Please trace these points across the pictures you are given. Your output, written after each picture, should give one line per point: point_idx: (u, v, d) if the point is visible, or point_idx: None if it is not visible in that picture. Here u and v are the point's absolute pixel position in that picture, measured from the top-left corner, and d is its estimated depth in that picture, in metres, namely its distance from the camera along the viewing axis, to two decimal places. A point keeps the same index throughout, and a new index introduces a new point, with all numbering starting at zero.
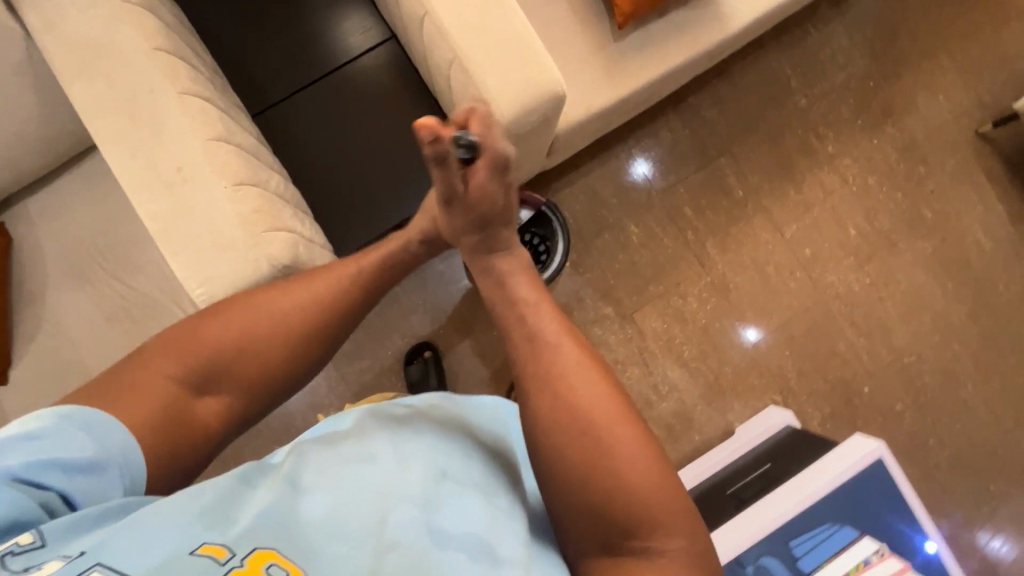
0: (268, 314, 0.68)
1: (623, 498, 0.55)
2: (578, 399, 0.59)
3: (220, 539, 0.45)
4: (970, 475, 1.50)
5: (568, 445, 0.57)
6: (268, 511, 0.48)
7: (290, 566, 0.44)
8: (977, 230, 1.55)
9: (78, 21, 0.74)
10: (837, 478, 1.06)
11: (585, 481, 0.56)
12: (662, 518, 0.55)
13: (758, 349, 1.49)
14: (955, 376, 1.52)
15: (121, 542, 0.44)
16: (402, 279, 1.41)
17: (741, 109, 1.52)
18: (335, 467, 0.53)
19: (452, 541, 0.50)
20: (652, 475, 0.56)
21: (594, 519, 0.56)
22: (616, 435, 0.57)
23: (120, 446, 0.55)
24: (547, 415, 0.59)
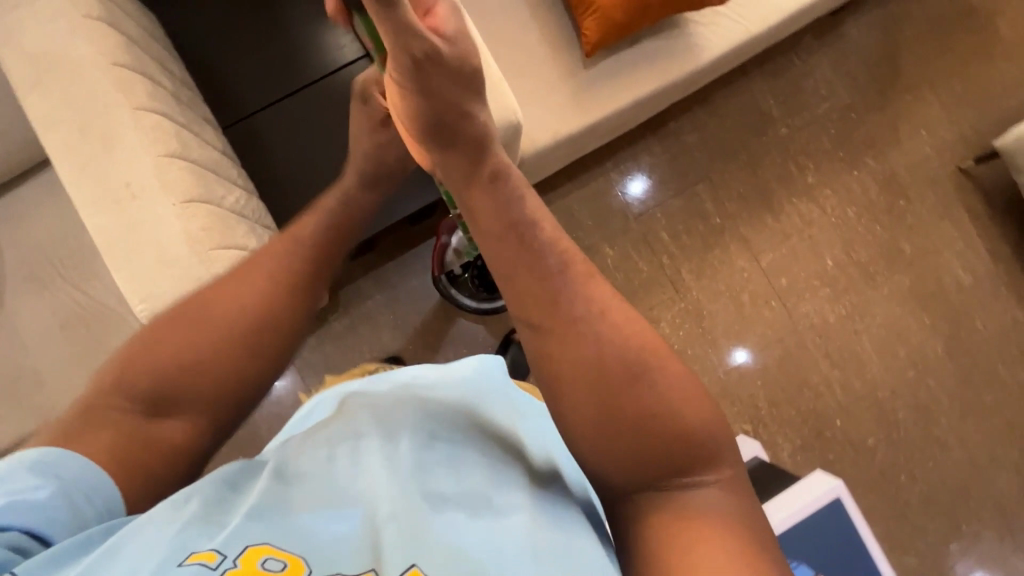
0: (208, 320, 0.63)
1: (664, 434, 0.52)
2: (615, 339, 0.55)
3: (208, 545, 0.42)
4: (941, 515, 1.48)
5: (606, 379, 0.54)
6: (259, 509, 0.46)
7: (288, 556, 0.42)
8: (956, 265, 1.54)
9: (38, 34, 0.75)
10: (793, 515, 1.05)
11: (624, 423, 0.53)
12: (707, 451, 0.52)
13: (730, 378, 1.48)
14: (929, 413, 1.50)
15: (104, 565, 0.41)
16: (374, 293, 1.41)
17: (721, 136, 1.52)
18: (323, 459, 0.52)
19: (456, 499, 0.48)
20: (692, 404, 0.54)
21: (642, 458, 0.52)
22: (652, 364, 0.55)
23: (90, 476, 0.52)
24: (584, 358, 0.55)
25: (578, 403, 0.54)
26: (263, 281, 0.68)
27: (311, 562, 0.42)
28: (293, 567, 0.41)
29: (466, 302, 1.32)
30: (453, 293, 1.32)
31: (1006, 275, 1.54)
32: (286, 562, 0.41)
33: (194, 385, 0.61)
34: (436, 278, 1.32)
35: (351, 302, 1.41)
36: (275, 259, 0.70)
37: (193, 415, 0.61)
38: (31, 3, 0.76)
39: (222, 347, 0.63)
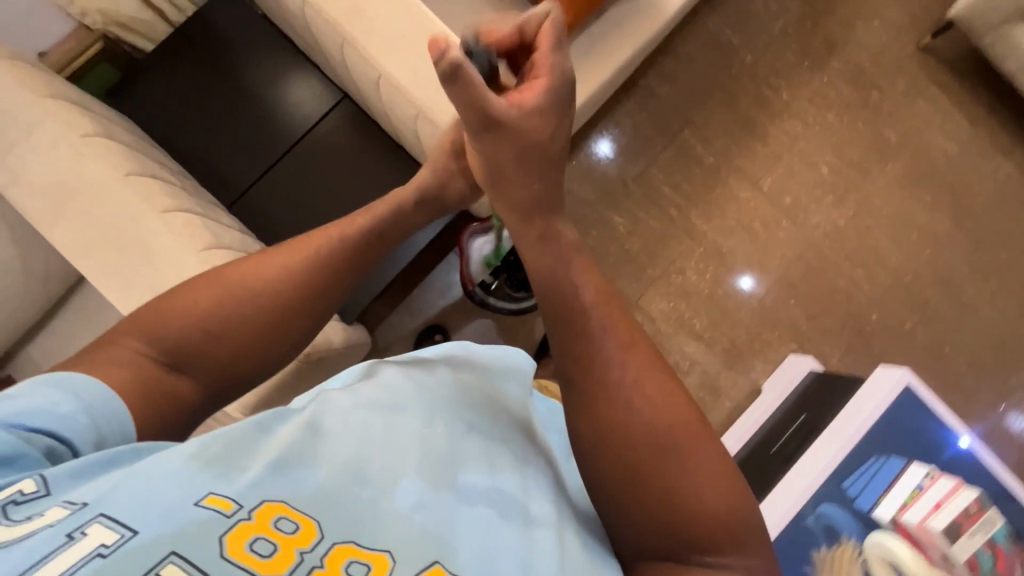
0: (241, 288, 0.64)
1: (689, 513, 0.52)
2: (661, 404, 0.56)
3: (227, 490, 0.40)
4: (990, 375, 1.54)
5: (636, 447, 0.54)
6: (282, 456, 0.44)
7: (303, 518, 0.40)
8: (941, 139, 1.59)
9: (42, 168, 0.74)
10: (871, 415, 1.09)
11: (649, 487, 0.53)
12: (724, 531, 0.52)
13: (763, 304, 1.52)
14: (953, 284, 1.56)
15: (123, 490, 0.40)
16: (408, 323, 1.41)
17: (691, 79, 1.55)
18: (355, 418, 0.50)
19: (486, 496, 0.48)
20: (719, 489, 0.53)
21: (661, 520, 0.52)
22: (685, 443, 0.54)
23: (112, 403, 0.52)
24: (622, 419, 0.55)
25: (615, 456, 0.55)
26: (299, 263, 0.68)
27: (326, 528, 0.40)
28: (304, 534, 0.39)
29: (508, 305, 1.32)
30: (492, 301, 1.31)
31: (989, 135, 1.60)
32: (299, 524, 0.40)
33: (218, 347, 0.61)
34: (471, 291, 1.31)
35: (388, 339, 1.40)
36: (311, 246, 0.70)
37: (205, 376, 0.60)
38: (23, 140, 0.74)
39: (248, 320, 0.63)
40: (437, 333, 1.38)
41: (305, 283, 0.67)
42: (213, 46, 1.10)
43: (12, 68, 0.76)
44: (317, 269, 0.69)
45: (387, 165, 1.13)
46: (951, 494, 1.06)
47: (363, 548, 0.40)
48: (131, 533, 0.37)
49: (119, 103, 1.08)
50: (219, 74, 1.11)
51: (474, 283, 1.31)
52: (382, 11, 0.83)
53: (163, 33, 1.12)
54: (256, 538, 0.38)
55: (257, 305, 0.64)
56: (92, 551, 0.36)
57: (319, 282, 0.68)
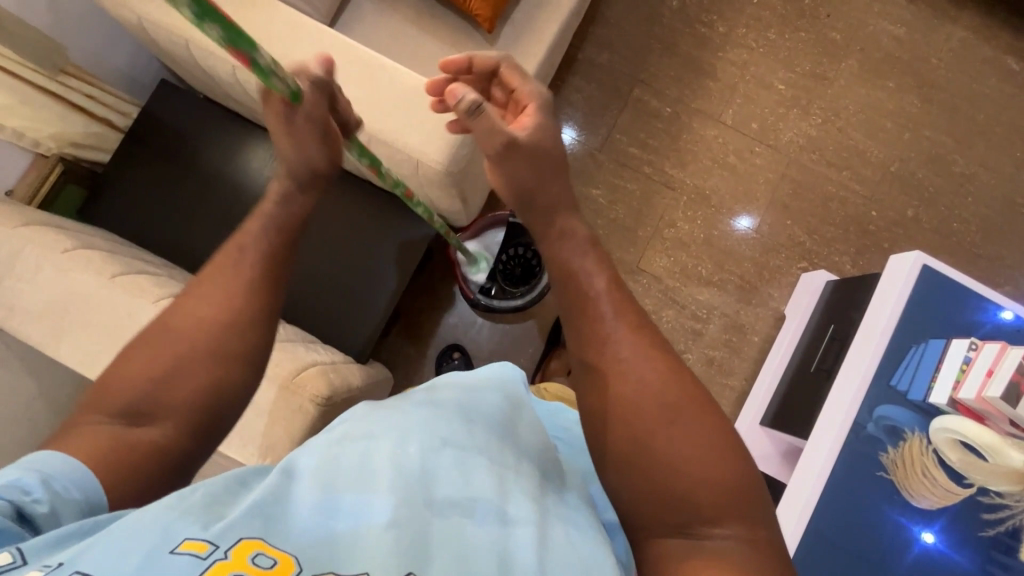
0: (179, 333, 0.60)
1: (692, 484, 0.51)
2: (673, 378, 0.56)
3: (201, 535, 0.43)
4: (1006, 235, 1.52)
5: (634, 425, 0.54)
6: (259, 501, 0.47)
7: (278, 554, 0.43)
8: (884, 24, 1.59)
9: (31, 292, 0.76)
10: (897, 305, 1.08)
11: (647, 465, 0.53)
12: (722, 505, 0.51)
13: (761, 232, 1.51)
14: (942, 158, 1.55)
15: (97, 549, 0.41)
16: (425, 349, 1.41)
17: (627, 39, 1.56)
18: (326, 462, 0.53)
19: (459, 505, 0.51)
20: (716, 456, 0.52)
21: (655, 495, 0.52)
22: (681, 411, 0.54)
23: (68, 467, 0.50)
24: (624, 393, 0.56)
25: (618, 436, 0.55)
26: (228, 291, 0.64)
27: (302, 562, 0.43)
28: (282, 567, 0.42)
29: (514, 303, 1.30)
30: (497, 303, 1.30)
31: (931, 7, 1.60)
32: (275, 559, 0.43)
33: (171, 394, 0.57)
34: (473, 299, 1.31)
35: (409, 372, 1.40)
36: (235, 272, 0.65)
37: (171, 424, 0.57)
38: (9, 271, 0.76)
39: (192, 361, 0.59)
40: (455, 351, 1.38)
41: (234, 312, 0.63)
42: (166, 139, 1.14)
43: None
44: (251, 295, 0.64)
45: (361, 203, 1.16)
46: (1001, 356, 0.96)
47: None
48: None
49: (92, 217, 1.11)
50: (178, 163, 1.14)
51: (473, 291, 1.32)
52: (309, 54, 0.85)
53: (114, 141, 1.15)
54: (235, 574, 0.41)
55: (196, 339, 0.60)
56: None
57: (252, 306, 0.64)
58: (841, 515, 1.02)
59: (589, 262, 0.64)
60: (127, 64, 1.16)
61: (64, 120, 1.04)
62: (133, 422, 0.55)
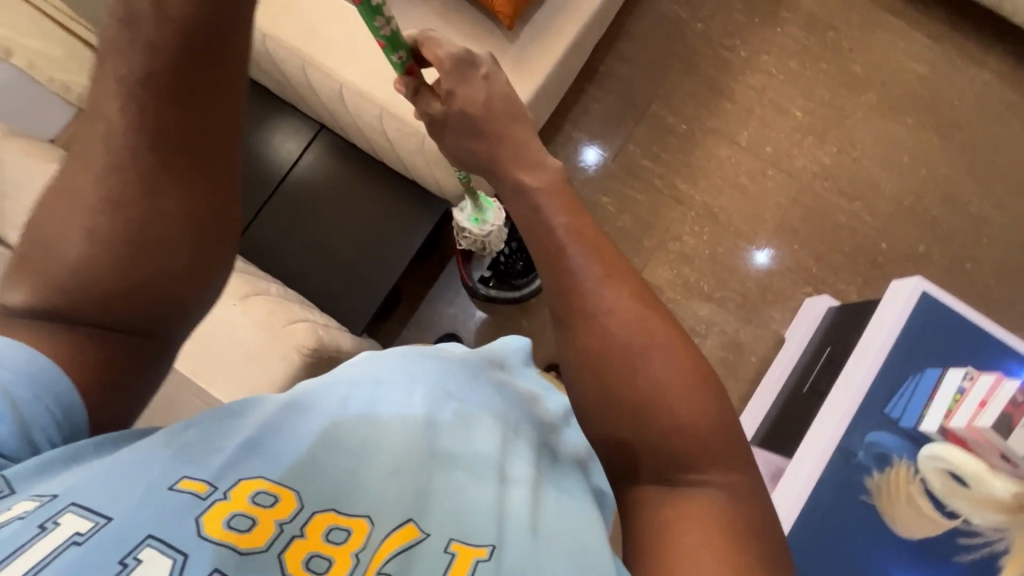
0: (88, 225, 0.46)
1: (675, 430, 0.54)
2: (642, 323, 0.57)
3: (201, 474, 0.40)
4: (1021, 281, 1.49)
5: (614, 378, 0.56)
6: (258, 440, 0.45)
7: (280, 491, 0.41)
8: (908, 62, 1.60)
9: None
10: (892, 329, 1.07)
11: (623, 414, 0.55)
12: (698, 449, 0.53)
13: (766, 253, 1.51)
14: (958, 198, 1.53)
15: (96, 483, 0.37)
16: (421, 333, 1.44)
17: (649, 56, 1.61)
18: (330, 403, 0.51)
19: (458, 460, 0.49)
20: (695, 402, 0.54)
21: (634, 442, 0.55)
22: (652, 356, 0.56)
23: (30, 365, 0.42)
24: (595, 348, 0.57)
25: (596, 386, 0.57)
26: (156, 174, 0.47)
27: (303, 500, 0.41)
28: (284, 503, 0.40)
29: (509, 295, 1.36)
30: (491, 293, 1.36)
31: (957, 49, 1.60)
32: (276, 497, 0.40)
33: (121, 296, 0.46)
34: (471, 287, 1.36)
35: None
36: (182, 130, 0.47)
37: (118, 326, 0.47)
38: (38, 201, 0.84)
39: (119, 260, 0.46)
40: (450, 340, 1.42)
41: (160, 197, 0.47)
42: None
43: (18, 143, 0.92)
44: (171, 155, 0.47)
45: (373, 181, 1.21)
46: (995, 388, 0.95)
47: (340, 515, 0.41)
48: (105, 519, 0.35)
49: None
50: None
51: (473, 278, 1.36)
52: (335, 30, 0.91)
53: None
54: (235, 512, 0.38)
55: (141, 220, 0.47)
56: (66, 540, 0.34)
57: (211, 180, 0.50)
58: (840, 530, 1.00)
59: (561, 208, 0.64)
60: None
61: None
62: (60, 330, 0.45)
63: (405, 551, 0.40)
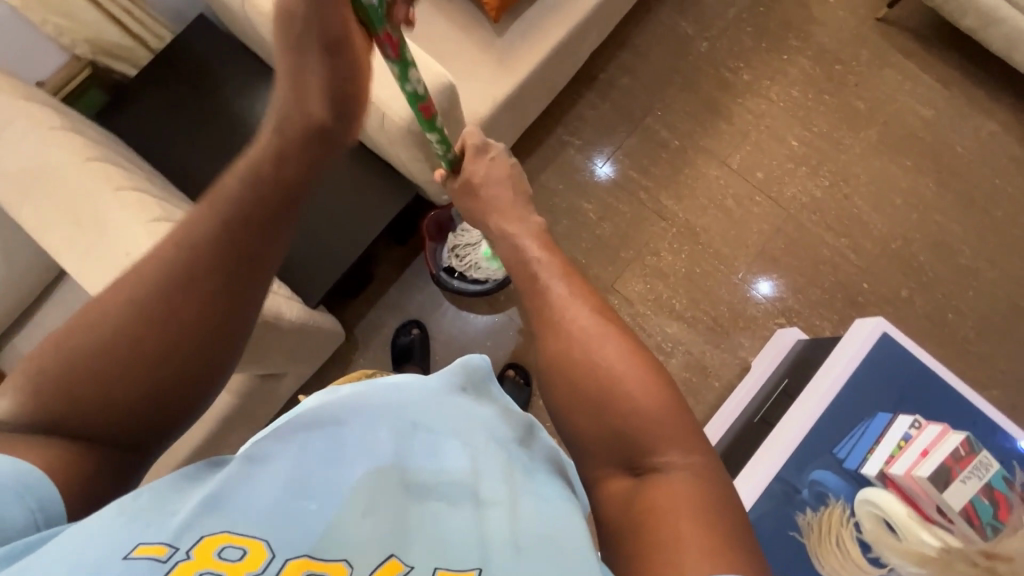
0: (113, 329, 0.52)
1: (636, 416, 0.55)
2: (604, 330, 0.61)
3: (158, 536, 0.36)
4: (1002, 339, 1.45)
5: (570, 365, 0.60)
6: (217, 495, 0.40)
7: (248, 541, 0.37)
8: (912, 103, 1.57)
9: (15, 158, 0.87)
10: (846, 367, 1.04)
11: (588, 399, 0.57)
12: (662, 433, 0.53)
13: (744, 279, 1.49)
14: (949, 246, 1.50)
15: (49, 561, 0.35)
16: (387, 316, 1.45)
17: (651, 69, 1.60)
18: (291, 446, 0.47)
19: (434, 487, 0.45)
20: (653, 388, 0.56)
21: (601, 436, 0.56)
22: (603, 343, 0.60)
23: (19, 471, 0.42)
24: (558, 341, 0.62)
25: (555, 375, 0.61)
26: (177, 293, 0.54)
27: (274, 546, 0.37)
28: (254, 554, 0.36)
29: (472, 288, 1.34)
30: (455, 284, 1.35)
31: (966, 95, 1.57)
32: (245, 548, 0.36)
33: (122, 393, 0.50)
34: (435, 276, 1.35)
35: (367, 336, 1.45)
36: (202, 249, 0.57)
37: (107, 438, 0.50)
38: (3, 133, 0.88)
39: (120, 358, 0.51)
40: (413, 327, 1.42)
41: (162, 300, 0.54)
42: (188, 64, 1.22)
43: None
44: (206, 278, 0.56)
45: (348, 159, 1.22)
46: (940, 439, 0.93)
47: (319, 559, 0.37)
48: None
49: (103, 120, 1.20)
50: (195, 86, 1.21)
51: (438, 268, 1.36)
52: None
53: (143, 59, 1.26)
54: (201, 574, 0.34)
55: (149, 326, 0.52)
56: None
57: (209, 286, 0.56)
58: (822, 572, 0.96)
59: (540, 249, 0.76)
60: None
61: (101, 30, 1.17)
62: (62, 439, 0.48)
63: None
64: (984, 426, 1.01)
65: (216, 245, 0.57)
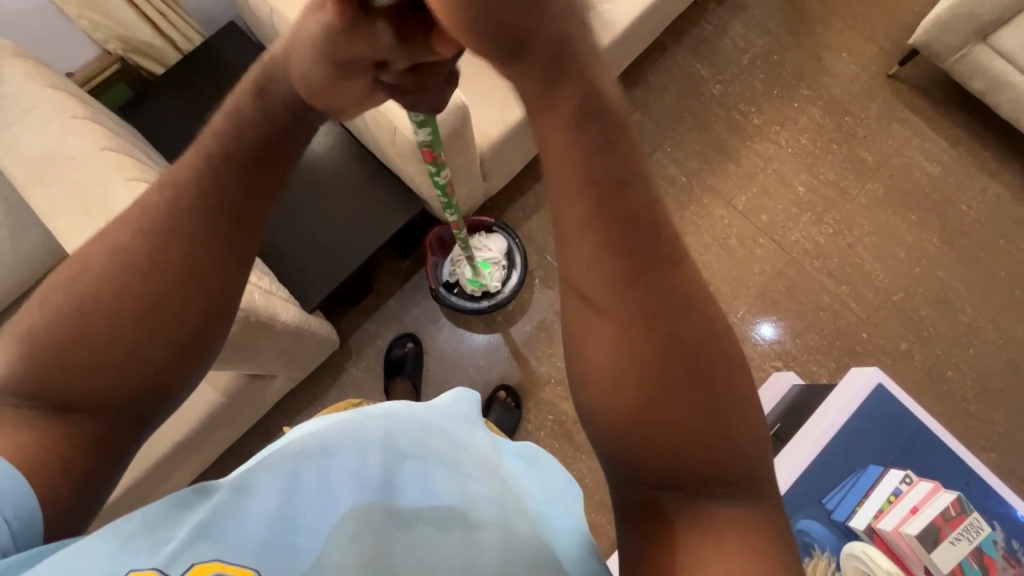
0: (97, 297, 0.43)
1: (726, 453, 0.40)
2: (671, 324, 0.41)
3: (149, 561, 0.35)
4: (1001, 400, 1.43)
5: (650, 374, 0.40)
6: (206, 520, 0.38)
7: (241, 569, 0.36)
8: (920, 159, 1.59)
9: (33, 142, 0.89)
10: (840, 414, 1.02)
11: (673, 429, 0.39)
12: (746, 471, 0.40)
13: (742, 319, 1.49)
14: (951, 303, 1.49)
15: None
16: (383, 328, 1.46)
17: (663, 106, 1.63)
18: (281, 469, 0.44)
19: (421, 515, 0.43)
20: (745, 413, 0.41)
21: (681, 477, 0.40)
22: (695, 345, 0.41)
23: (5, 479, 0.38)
24: (638, 335, 0.40)
25: (626, 384, 0.40)
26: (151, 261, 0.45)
27: None
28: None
29: (470, 305, 1.35)
30: (453, 300, 1.35)
31: (973, 155, 1.59)
32: None
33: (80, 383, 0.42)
34: (434, 290, 1.36)
35: (362, 346, 1.45)
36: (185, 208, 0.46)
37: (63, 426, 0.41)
38: (24, 117, 0.91)
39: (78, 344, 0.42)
40: (408, 340, 1.42)
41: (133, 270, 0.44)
42: (212, 67, 1.26)
43: (17, 62, 0.93)
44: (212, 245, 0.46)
45: (358, 170, 1.25)
46: (930, 497, 0.91)
47: None
48: None
49: (127, 114, 1.23)
50: (218, 89, 1.25)
51: (437, 283, 1.37)
52: None
53: (171, 59, 1.30)
54: None
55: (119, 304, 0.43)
56: None
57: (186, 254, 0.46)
58: None
59: None
60: None
61: (132, 28, 1.21)
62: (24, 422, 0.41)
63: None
64: (976, 486, 0.99)
65: (215, 210, 0.47)
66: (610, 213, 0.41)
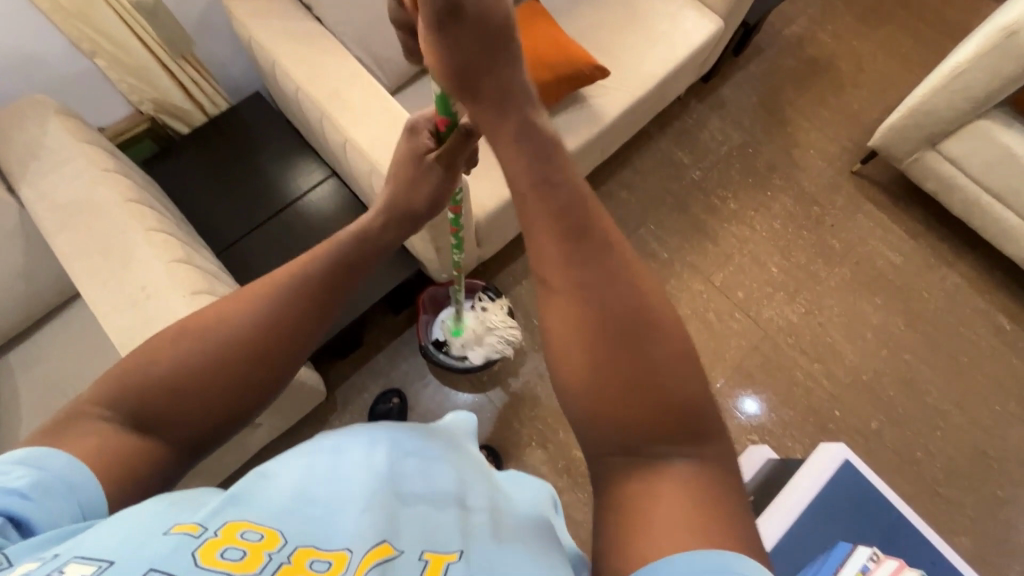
0: (205, 345, 0.54)
1: (676, 401, 0.47)
2: (609, 296, 0.48)
3: (193, 518, 0.38)
4: (971, 484, 1.46)
5: (611, 330, 0.47)
6: (239, 489, 0.41)
7: (266, 528, 0.38)
8: (883, 249, 1.72)
9: (63, 189, 0.97)
10: (810, 488, 1.05)
11: (630, 378, 0.46)
12: (691, 420, 0.47)
13: (721, 391, 1.54)
14: (917, 385, 1.56)
15: (93, 536, 0.37)
16: (371, 381, 1.48)
17: (647, 188, 1.77)
18: (301, 456, 0.45)
19: (421, 494, 0.44)
20: (692, 370, 0.48)
21: (639, 422, 0.46)
22: (647, 308, 0.49)
23: (71, 470, 0.46)
24: (602, 296, 0.48)
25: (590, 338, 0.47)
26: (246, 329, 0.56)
27: (288, 535, 0.38)
28: (269, 540, 0.37)
29: (456, 363, 1.39)
30: (441, 357, 1.40)
31: (931, 247, 1.72)
32: (263, 533, 0.38)
33: (178, 417, 0.53)
34: (423, 347, 1.41)
35: (347, 399, 1.47)
36: (293, 285, 0.59)
37: (166, 445, 0.53)
38: (61, 165, 0.99)
39: (176, 394, 0.53)
40: (394, 395, 1.44)
41: (231, 329, 0.56)
42: (236, 131, 1.37)
43: (58, 117, 1.02)
44: (294, 304, 0.59)
45: None
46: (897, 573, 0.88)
47: (321, 548, 0.37)
48: (107, 562, 0.34)
49: (150, 168, 1.32)
50: (239, 151, 1.35)
51: (427, 340, 1.42)
52: (355, 97, 1.10)
53: (197, 120, 1.42)
54: (224, 550, 0.36)
55: (220, 356, 0.54)
56: None
57: (286, 322, 0.58)
58: None
59: None
60: (240, 77, 1.47)
61: (166, 91, 1.33)
62: (134, 438, 0.51)
63: (381, 565, 0.37)
64: (940, 567, 1.02)
65: (310, 296, 0.60)
66: (561, 222, 0.50)
